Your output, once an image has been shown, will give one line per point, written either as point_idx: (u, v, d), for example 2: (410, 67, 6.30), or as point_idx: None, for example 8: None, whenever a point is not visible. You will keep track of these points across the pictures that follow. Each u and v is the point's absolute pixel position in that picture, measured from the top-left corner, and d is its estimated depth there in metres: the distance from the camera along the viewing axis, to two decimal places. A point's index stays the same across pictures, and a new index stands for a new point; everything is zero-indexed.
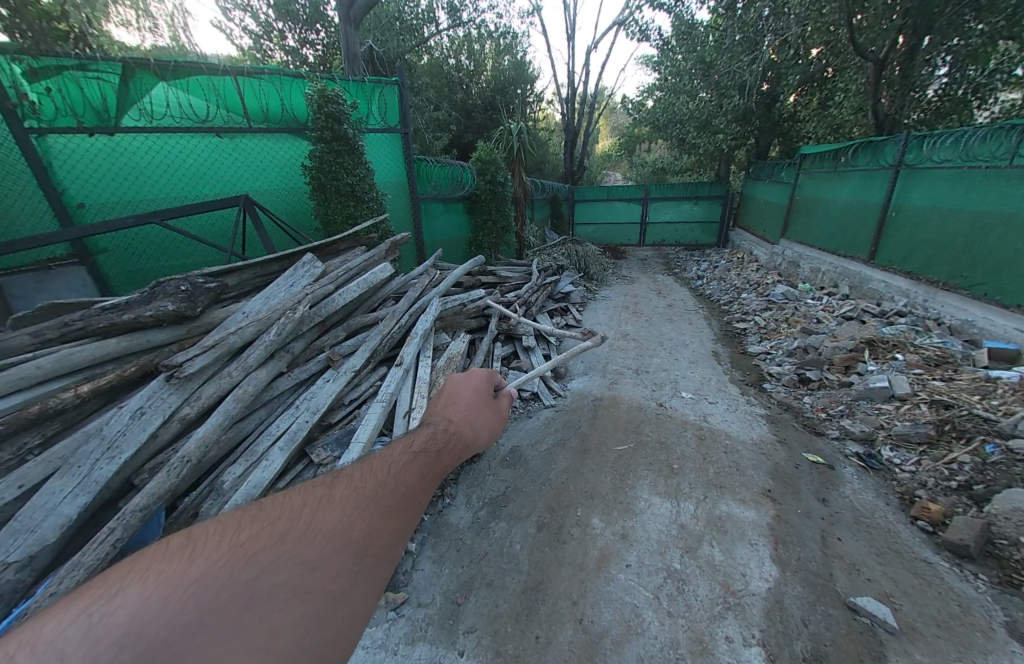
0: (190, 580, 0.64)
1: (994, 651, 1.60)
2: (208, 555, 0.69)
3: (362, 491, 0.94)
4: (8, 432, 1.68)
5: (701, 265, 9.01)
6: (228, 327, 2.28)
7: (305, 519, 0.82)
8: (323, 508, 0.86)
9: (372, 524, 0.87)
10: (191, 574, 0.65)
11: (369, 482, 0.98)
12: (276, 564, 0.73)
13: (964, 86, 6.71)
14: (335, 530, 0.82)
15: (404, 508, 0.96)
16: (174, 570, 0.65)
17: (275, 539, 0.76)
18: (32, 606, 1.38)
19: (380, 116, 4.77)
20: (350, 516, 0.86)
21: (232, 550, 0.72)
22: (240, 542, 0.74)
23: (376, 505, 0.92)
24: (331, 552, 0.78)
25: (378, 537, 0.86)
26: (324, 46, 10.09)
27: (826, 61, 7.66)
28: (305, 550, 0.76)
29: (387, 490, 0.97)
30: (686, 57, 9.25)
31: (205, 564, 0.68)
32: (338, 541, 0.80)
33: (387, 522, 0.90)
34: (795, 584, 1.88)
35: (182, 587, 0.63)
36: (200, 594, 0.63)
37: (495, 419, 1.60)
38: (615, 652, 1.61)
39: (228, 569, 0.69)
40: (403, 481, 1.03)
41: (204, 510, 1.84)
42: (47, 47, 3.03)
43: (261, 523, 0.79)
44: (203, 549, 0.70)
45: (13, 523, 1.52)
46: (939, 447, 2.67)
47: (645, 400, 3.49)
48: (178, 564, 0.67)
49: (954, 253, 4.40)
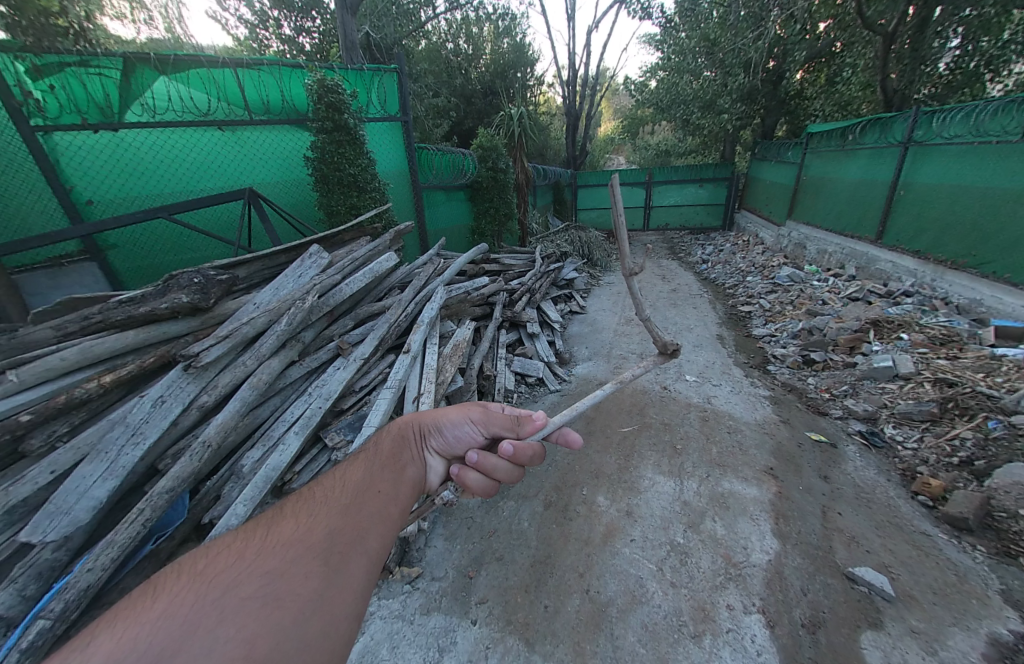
0: (157, 615, 0.53)
1: (988, 616, 1.66)
2: (172, 591, 0.56)
3: (314, 497, 0.75)
4: (38, 420, 1.76)
5: (706, 249, 8.95)
6: (240, 318, 2.34)
7: (260, 535, 0.67)
8: (281, 520, 0.69)
9: (333, 520, 0.69)
10: (154, 613, 0.53)
11: (321, 488, 0.78)
12: (242, 576, 0.59)
13: (977, 58, 6.46)
14: (294, 536, 0.66)
15: (373, 496, 0.77)
16: (137, 612, 0.53)
17: (232, 558, 0.62)
18: (72, 580, 1.48)
19: (380, 104, 4.74)
20: (308, 520, 0.69)
21: (198, 577, 0.59)
22: (204, 566, 0.61)
23: (337, 505, 0.73)
24: (295, 555, 0.62)
25: (347, 528, 0.69)
26: (320, 34, 9.93)
27: (833, 36, 7.38)
28: (268, 559, 0.62)
29: (342, 489, 0.77)
30: (689, 35, 9.00)
31: (168, 599, 0.55)
32: (300, 544, 0.64)
33: (352, 512, 0.72)
34: (794, 556, 1.94)
35: (150, 621, 0.52)
36: (172, 621, 0.52)
37: (455, 407, 1.03)
38: (620, 619, 1.69)
39: (193, 596, 0.56)
40: (356, 473, 0.81)
41: (226, 492, 1.94)
42: (49, 43, 3.07)
43: (222, 546, 0.65)
44: (163, 584, 0.58)
45: (49, 505, 1.61)
46: (941, 424, 2.69)
47: (649, 383, 3.54)
48: (140, 607, 0.54)
49: (963, 230, 4.33)
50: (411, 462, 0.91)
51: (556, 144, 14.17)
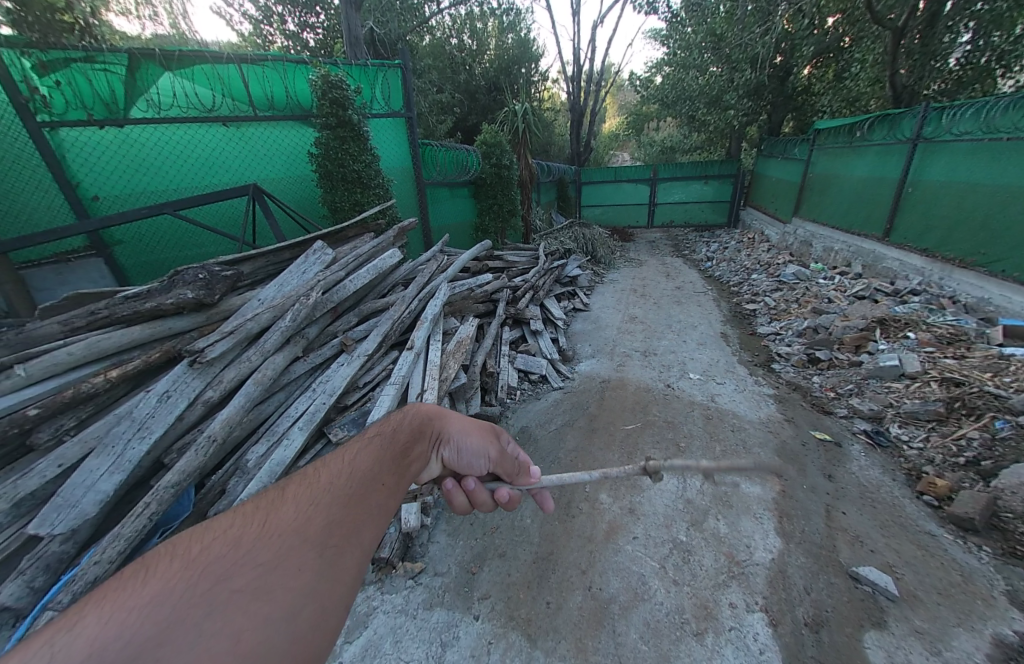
0: (146, 598, 0.44)
1: (993, 617, 1.65)
2: (163, 574, 0.48)
3: (318, 478, 0.67)
4: (46, 414, 1.78)
5: (711, 246, 8.89)
6: (244, 314, 2.35)
7: (260, 518, 0.59)
8: (278, 502, 0.61)
9: (333, 510, 0.62)
10: (143, 595, 0.44)
11: (328, 469, 0.69)
12: (234, 567, 0.51)
13: (988, 53, 6.34)
14: (293, 522, 0.58)
15: (378, 489, 0.69)
16: (120, 593, 0.44)
17: (229, 541, 0.54)
18: (80, 573, 1.50)
19: (384, 100, 4.72)
20: (309, 506, 0.61)
21: (191, 560, 0.51)
22: (199, 549, 0.53)
23: (340, 492, 0.65)
24: (290, 547, 0.55)
25: (347, 522, 0.62)
26: (324, 30, 9.91)
27: (842, 30, 7.30)
28: (264, 548, 0.54)
29: (350, 473, 0.69)
30: (695, 30, 8.90)
31: (158, 582, 0.46)
32: (298, 535, 0.57)
33: (354, 505, 0.64)
34: (797, 555, 1.94)
35: (137, 604, 0.43)
36: (159, 609, 0.43)
37: (479, 437, 1.03)
38: (622, 616, 1.70)
39: (185, 582, 0.47)
40: (367, 456, 0.73)
41: (231, 487, 1.95)
42: (55, 39, 3.09)
43: (219, 525, 0.56)
44: (152, 567, 0.49)
45: (57, 498, 1.63)
46: (948, 424, 2.67)
47: (652, 381, 3.53)
48: (124, 588, 0.45)
49: (972, 229, 4.28)
50: (419, 459, 0.84)
51: (561, 141, 14.10)
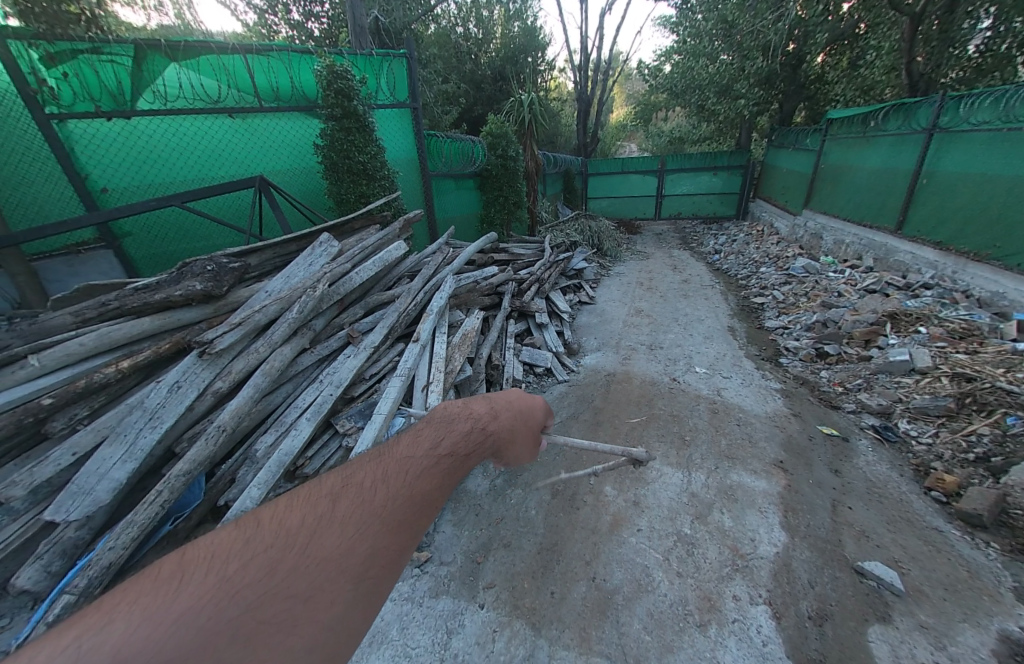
0: (174, 615, 0.47)
1: (1000, 613, 1.64)
2: (197, 586, 0.51)
3: (371, 500, 0.67)
4: (60, 402, 1.81)
5: (719, 239, 8.78)
6: (253, 306, 2.38)
7: (303, 537, 0.60)
8: (326, 519, 0.63)
9: (375, 540, 0.62)
10: (174, 608, 0.48)
11: (379, 492, 0.69)
12: (265, 591, 0.53)
13: (1009, 40, 6.14)
14: (332, 551, 0.59)
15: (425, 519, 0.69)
16: (155, 602, 0.48)
17: (269, 561, 0.56)
18: (96, 558, 1.54)
19: (389, 91, 4.68)
20: (352, 533, 0.62)
21: (225, 574, 0.53)
22: (237, 565, 0.55)
23: (385, 519, 0.65)
24: (323, 578, 0.56)
25: (381, 556, 0.62)
26: (328, 19, 9.80)
27: (858, 16, 7.10)
28: (300, 576, 0.55)
29: (398, 500, 0.69)
30: (705, 17, 8.71)
31: (191, 599, 0.49)
32: (334, 564, 0.58)
33: (394, 537, 0.64)
34: (802, 549, 1.94)
35: (166, 620, 0.46)
36: (180, 630, 0.46)
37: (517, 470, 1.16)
38: (626, 607, 1.71)
39: (214, 602, 0.50)
40: (423, 484, 0.73)
41: (240, 476, 1.99)
42: (63, 31, 3.08)
43: (264, 540, 0.59)
44: (189, 577, 0.53)
45: (72, 485, 1.66)
46: (958, 419, 2.64)
47: (658, 375, 3.51)
48: (162, 595, 0.50)
49: (988, 221, 4.18)
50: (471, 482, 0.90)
51: (568, 131, 13.92)
